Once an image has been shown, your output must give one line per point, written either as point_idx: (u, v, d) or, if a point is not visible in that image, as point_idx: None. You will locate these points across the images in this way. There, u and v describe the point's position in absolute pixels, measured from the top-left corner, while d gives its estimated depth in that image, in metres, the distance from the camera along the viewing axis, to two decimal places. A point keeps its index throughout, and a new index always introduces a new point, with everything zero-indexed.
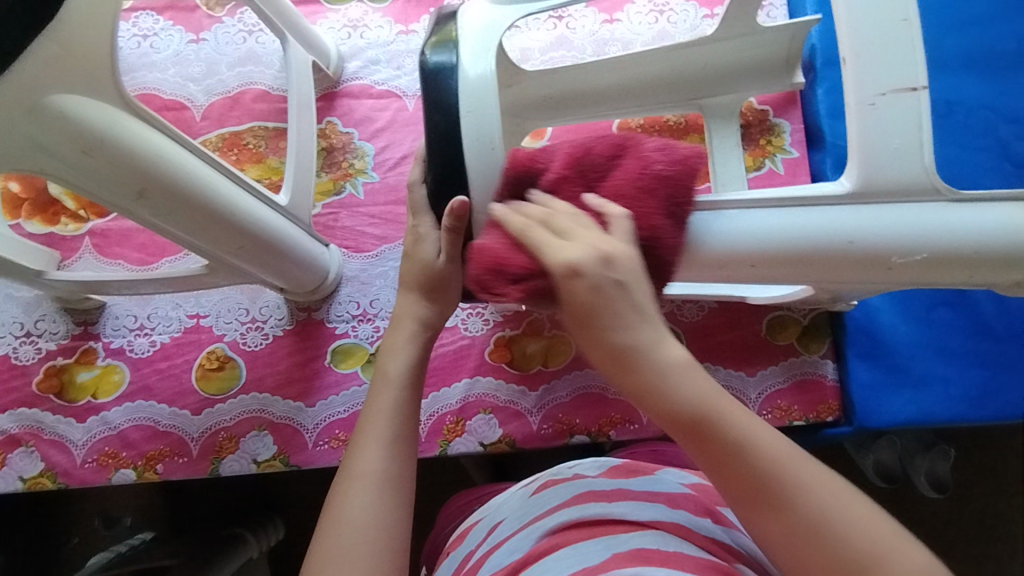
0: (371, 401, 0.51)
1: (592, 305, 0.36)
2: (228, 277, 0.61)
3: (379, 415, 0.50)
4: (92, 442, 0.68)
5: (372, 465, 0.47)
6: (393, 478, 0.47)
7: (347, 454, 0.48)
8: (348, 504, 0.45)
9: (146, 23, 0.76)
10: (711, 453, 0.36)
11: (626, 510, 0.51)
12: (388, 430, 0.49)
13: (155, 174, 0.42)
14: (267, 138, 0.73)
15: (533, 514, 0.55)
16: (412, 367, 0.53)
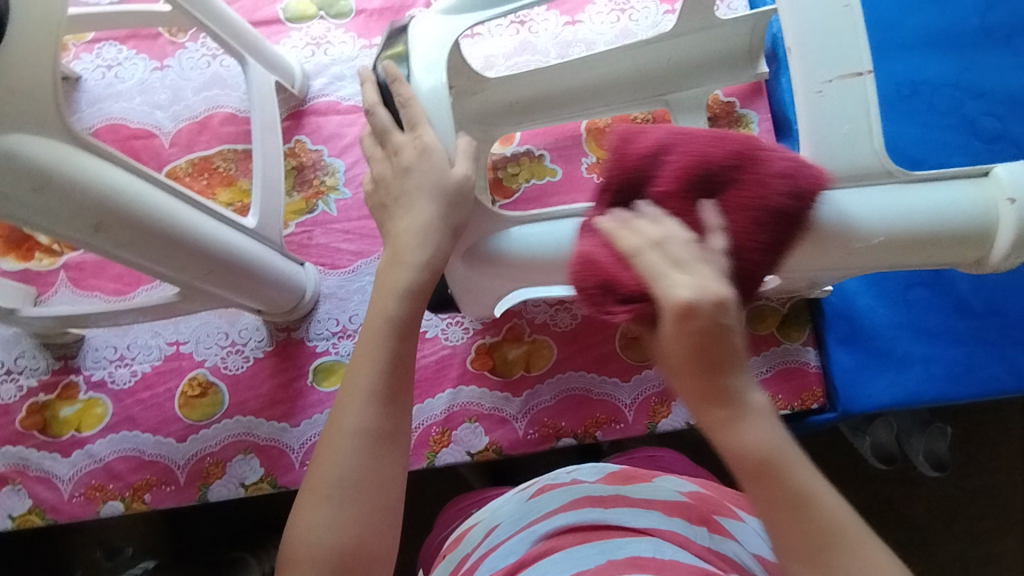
0: (355, 360, 0.46)
1: (719, 353, 0.32)
2: (203, 303, 0.61)
3: (368, 366, 0.45)
4: (78, 476, 0.68)
5: (355, 425, 0.44)
6: (384, 433, 0.44)
7: (333, 408, 0.46)
8: (330, 464, 0.43)
9: (109, 53, 0.76)
10: (796, 508, 0.32)
11: (621, 517, 0.51)
12: (374, 379, 0.45)
13: (110, 206, 0.42)
14: (237, 160, 0.73)
15: (531, 518, 0.55)
16: (404, 319, 0.47)
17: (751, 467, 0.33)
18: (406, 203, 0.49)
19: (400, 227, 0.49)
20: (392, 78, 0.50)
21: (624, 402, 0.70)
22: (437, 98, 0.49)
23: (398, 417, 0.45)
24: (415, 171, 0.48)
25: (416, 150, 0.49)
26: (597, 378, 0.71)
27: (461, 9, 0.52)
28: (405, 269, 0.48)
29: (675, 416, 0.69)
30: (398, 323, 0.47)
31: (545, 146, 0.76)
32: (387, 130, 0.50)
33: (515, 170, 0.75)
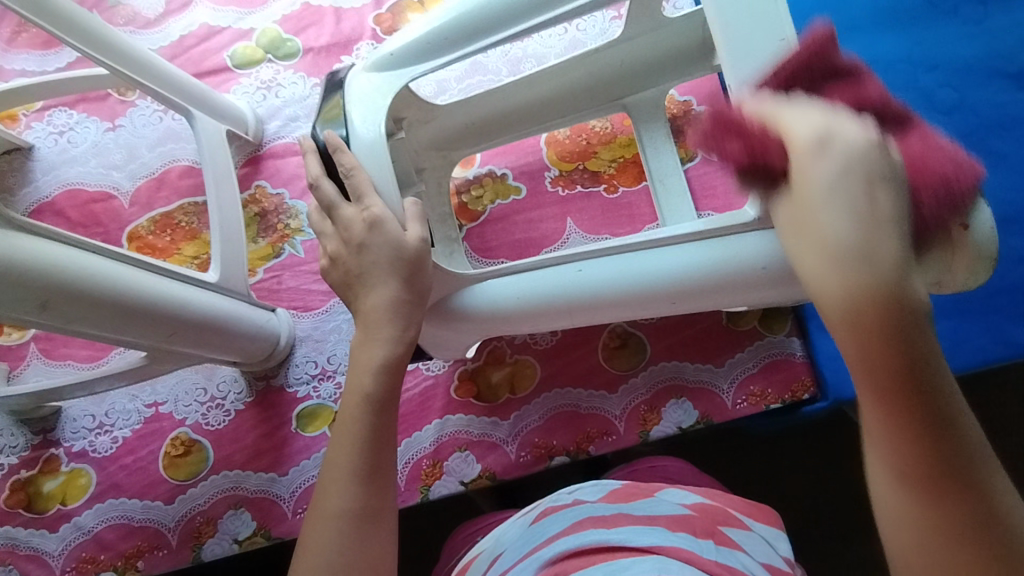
0: (333, 446, 0.48)
1: (869, 247, 0.35)
2: (175, 362, 0.60)
3: (347, 449, 0.47)
4: (67, 550, 0.66)
5: (340, 505, 0.46)
6: (371, 512, 0.46)
7: (318, 491, 0.47)
8: (314, 543, 0.45)
9: (60, 120, 0.75)
10: (912, 413, 0.34)
11: (624, 537, 0.49)
12: (354, 462, 0.47)
13: (55, 283, 0.41)
14: (198, 213, 0.72)
15: (534, 544, 0.52)
16: (379, 392, 0.48)
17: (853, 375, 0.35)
18: (370, 281, 0.49)
19: (368, 304, 0.49)
20: (334, 148, 0.49)
21: (614, 414, 0.69)
22: (376, 151, 0.50)
23: (380, 493, 0.47)
24: (370, 245, 0.48)
25: (366, 222, 0.48)
26: (583, 393, 0.70)
27: (389, 64, 0.52)
28: (377, 345, 0.49)
29: (666, 422, 0.68)
30: (375, 399, 0.48)
31: (507, 164, 0.76)
32: (335, 204, 0.50)
33: (479, 192, 0.75)
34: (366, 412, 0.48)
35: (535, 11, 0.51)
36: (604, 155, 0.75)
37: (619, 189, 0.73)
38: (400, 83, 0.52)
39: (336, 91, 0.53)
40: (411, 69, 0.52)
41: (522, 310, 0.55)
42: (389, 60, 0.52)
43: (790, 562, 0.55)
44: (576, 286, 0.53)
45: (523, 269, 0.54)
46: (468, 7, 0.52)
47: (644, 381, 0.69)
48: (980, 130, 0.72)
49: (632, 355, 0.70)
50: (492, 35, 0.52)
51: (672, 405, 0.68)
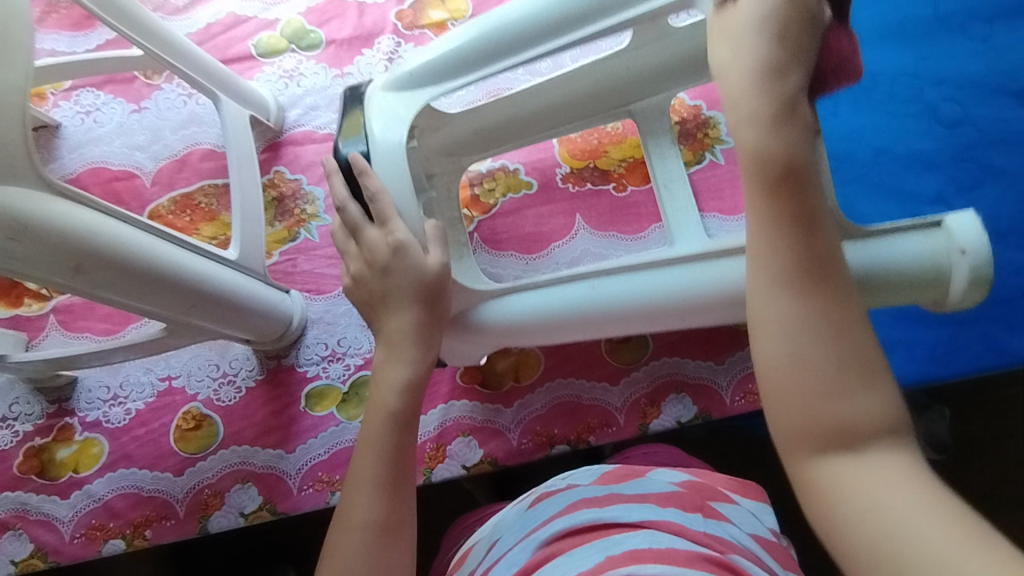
0: (358, 456, 0.51)
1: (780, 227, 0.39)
2: (192, 336, 0.62)
3: (370, 461, 0.50)
4: (78, 517, 0.68)
5: (364, 517, 0.49)
6: (391, 524, 0.49)
7: (342, 501, 0.50)
8: (342, 553, 0.48)
9: (87, 100, 0.78)
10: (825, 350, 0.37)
11: (618, 513, 0.51)
12: (376, 473, 0.50)
13: (88, 248, 0.44)
14: (218, 195, 0.74)
15: (532, 525, 0.54)
16: (404, 409, 0.52)
17: (758, 253, 0.40)
18: (392, 306, 0.52)
19: (389, 327, 0.53)
20: (359, 170, 0.51)
21: (615, 406, 0.71)
22: (394, 170, 0.51)
23: (399, 506, 0.50)
24: (393, 269, 0.51)
25: (389, 247, 0.51)
26: (586, 384, 0.71)
27: (411, 83, 0.53)
28: (401, 365, 0.52)
29: (666, 416, 0.70)
30: (398, 416, 0.51)
31: (519, 159, 0.78)
32: (358, 226, 0.53)
33: (491, 186, 0.77)
34: (391, 426, 0.51)
35: (558, 32, 0.51)
36: (614, 154, 0.77)
37: (628, 188, 0.75)
38: (420, 100, 0.53)
39: (355, 107, 0.55)
40: (431, 85, 0.53)
41: (539, 326, 0.57)
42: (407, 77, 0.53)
43: (776, 534, 0.56)
44: (594, 311, 0.56)
45: (541, 286, 0.56)
46: (495, 27, 0.52)
47: (645, 374, 0.71)
48: (980, 144, 0.74)
49: (634, 349, 0.72)
50: (513, 54, 0.52)
51: (671, 399, 0.70)
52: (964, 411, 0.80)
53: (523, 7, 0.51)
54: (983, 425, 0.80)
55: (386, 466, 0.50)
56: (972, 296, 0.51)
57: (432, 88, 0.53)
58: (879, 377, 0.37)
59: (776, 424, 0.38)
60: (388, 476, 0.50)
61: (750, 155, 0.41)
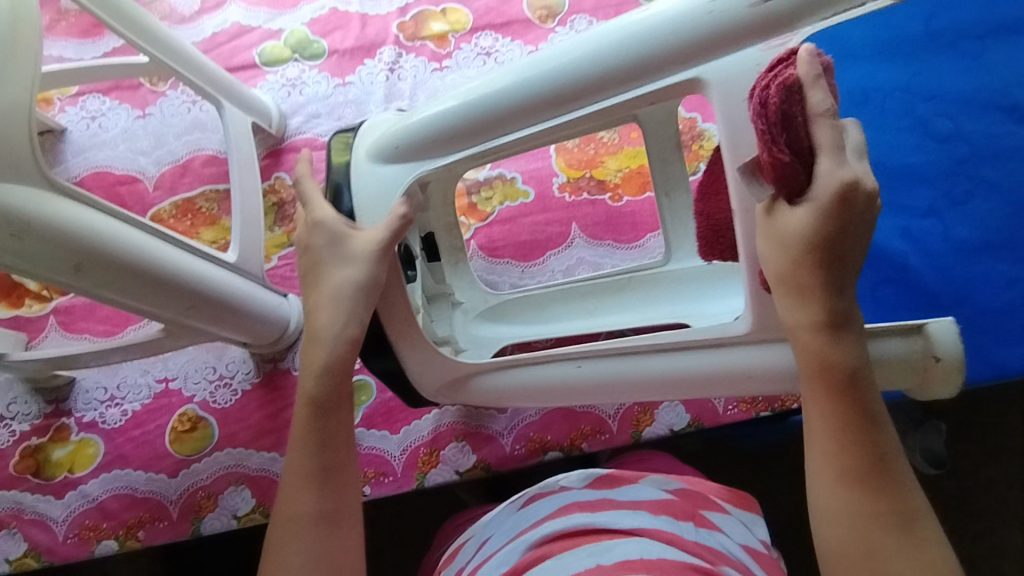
0: (292, 448, 0.52)
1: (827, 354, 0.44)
2: (190, 337, 0.63)
3: (302, 453, 0.52)
4: (72, 517, 0.68)
5: (300, 509, 0.50)
6: (328, 514, 0.50)
7: (279, 497, 0.52)
8: (283, 546, 0.49)
9: (93, 105, 0.79)
10: (859, 476, 0.43)
11: (608, 519, 0.51)
12: (310, 462, 0.51)
13: (88, 246, 0.44)
14: (219, 200, 0.75)
15: (523, 527, 0.54)
16: (323, 397, 0.53)
17: (819, 432, 0.45)
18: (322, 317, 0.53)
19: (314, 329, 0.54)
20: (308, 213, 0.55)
21: (608, 413, 0.71)
22: (368, 207, 0.54)
23: (334, 496, 0.51)
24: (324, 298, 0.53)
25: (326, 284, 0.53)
26: None
27: (395, 156, 0.53)
28: (323, 346, 0.53)
29: (659, 423, 0.70)
30: (319, 403, 0.52)
31: (517, 169, 0.79)
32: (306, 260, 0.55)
33: (488, 194, 0.78)
34: (314, 412, 0.52)
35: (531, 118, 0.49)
36: (610, 164, 0.78)
37: (624, 198, 0.76)
38: (408, 171, 0.54)
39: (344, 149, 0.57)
40: (415, 155, 0.53)
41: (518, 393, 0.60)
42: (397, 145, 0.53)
43: (767, 546, 0.56)
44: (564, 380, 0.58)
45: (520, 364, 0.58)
46: (471, 106, 0.50)
47: None
48: (972, 159, 0.75)
49: None
50: (489, 132, 0.50)
51: (664, 407, 0.71)
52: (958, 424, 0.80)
53: (507, 85, 0.49)
54: (977, 438, 0.80)
55: (321, 456, 0.52)
56: (945, 388, 0.51)
57: (418, 159, 0.53)
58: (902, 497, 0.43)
59: (830, 559, 0.43)
60: (324, 463, 0.51)
61: (814, 327, 0.44)
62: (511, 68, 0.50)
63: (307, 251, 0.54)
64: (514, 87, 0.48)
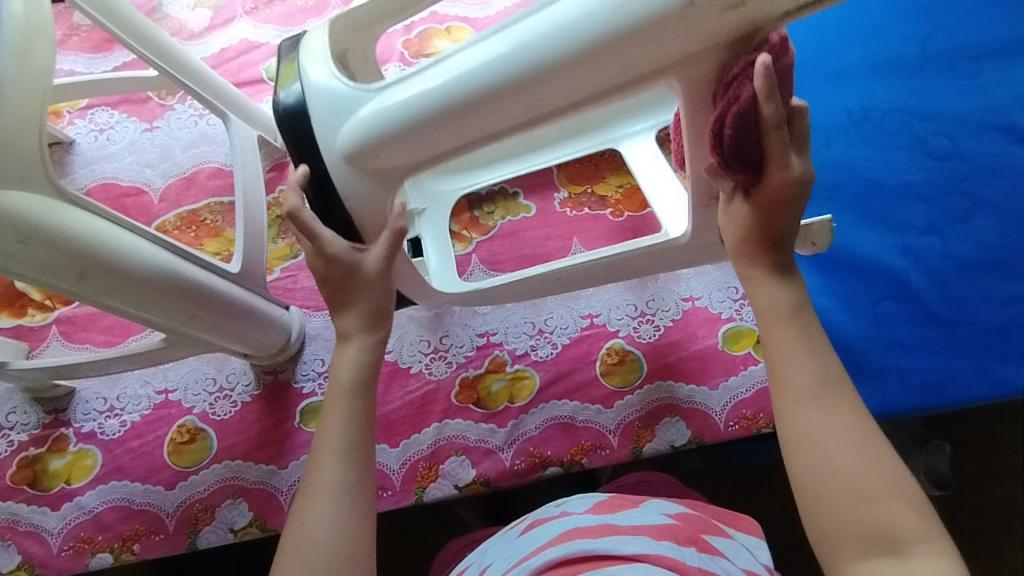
0: (323, 420, 0.51)
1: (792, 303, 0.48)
2: (191, 348, 0.63)
3: (333, 430, 0.51)
4: (67, 529, 0.67)
5: (330, 479, 0.49)
6: (353, 486, 0.49)
7: (306, 469, 0.50)
8: (314, 515, 0.47)
9: (102, 118, 0.80)
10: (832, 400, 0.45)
11: (611, 545, 0.50)
12: (340, 441, 0.50)
13: (93, 253, 0.45)
14: (223, 212, 0.76)
15: (522, 553, 0.53)
16: (359, 381, 0.52)
17: (804, 387, 0.45)
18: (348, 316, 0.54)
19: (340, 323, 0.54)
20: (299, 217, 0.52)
21: (608, 428, 0.70)
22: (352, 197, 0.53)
23: (366, 471, 0.50)
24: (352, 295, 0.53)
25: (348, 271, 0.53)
26: (579, 406, 0.71)
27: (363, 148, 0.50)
28: (354, 343, 0.53)
29: (659, 439, 0.70)
30: (354, 387, 0.52)
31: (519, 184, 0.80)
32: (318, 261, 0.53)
33: (490, 208, 0.79)
34: (348, 397, 0.52)
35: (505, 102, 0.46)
36: (611, 181, 0.79)
37: (625, 214, 0.77)
38: (367, 165, 0.51)
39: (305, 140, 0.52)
40: (374, 149, 0.49)
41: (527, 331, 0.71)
42: (354, 135, 0.50)
43: (770, 569, 0.55)
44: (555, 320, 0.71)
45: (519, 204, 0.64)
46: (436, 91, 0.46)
47: (639, 397, 0.71)
48: (970, 177, 0.75)
49: (628, 373, 0.72)
50: (455, 121, 0.47)
51: (665, 422, 0.70)
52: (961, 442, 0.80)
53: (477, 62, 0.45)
54: (982, 457, 0.79)
55: (352, 433, 0.51)
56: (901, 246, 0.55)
57: (376, 151, 0.49)
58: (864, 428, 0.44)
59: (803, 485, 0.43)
60: (355, 441, 0.50)
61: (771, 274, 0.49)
62: (477, 48, 0.46)
63: (324, 282, 0.54)
64: (483, 71, 0.45)
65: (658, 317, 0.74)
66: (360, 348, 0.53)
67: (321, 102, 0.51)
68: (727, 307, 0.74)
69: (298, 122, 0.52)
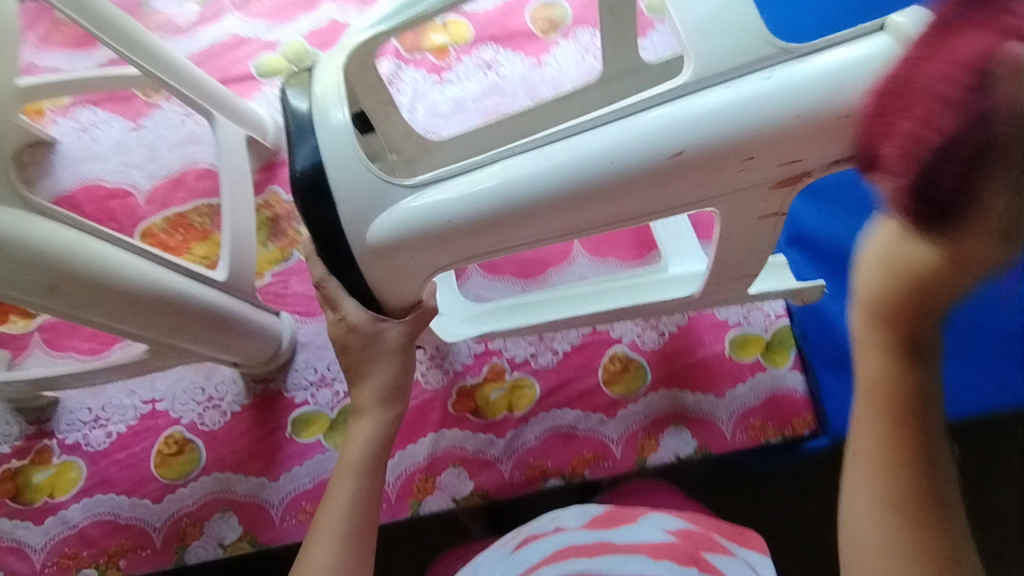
0: (326, 502, 0.50)
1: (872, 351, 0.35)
2: (177, 358, 0.60)
3: (335, 514, 0.49)
4: (51, 544, 0.65)
5: (323, 565, 0.47)
6: (348, 571, 0.47)
7: (303, 548, 0.49)
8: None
9: (86, 117, 0.77)
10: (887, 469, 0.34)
11: (604, 567, 0.48)
12: (341, 524, 0.49)
13: (63, 266, 0.42)
14: (211, 214, 0.73)
15: (515, 573, 0.50)
16: (370, 462, 0.51)
17: (868, 448, 0.33)
18: (363, 375, 0.53)
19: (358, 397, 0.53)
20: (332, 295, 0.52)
21: (611, 438, 0.68)
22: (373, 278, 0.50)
23: (361, 557, 0.49)
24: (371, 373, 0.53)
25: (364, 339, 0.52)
26: (581, 415, 0.69)
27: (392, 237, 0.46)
28: (367, 421, 0.52)
29: (664, 450, 0.67)
30: (363, 466, 0.51)
31: None
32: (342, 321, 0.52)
33: None
34: (356, 477, 0.50)
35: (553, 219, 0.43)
36: None
37: None
38: (399, 260, 0.47)
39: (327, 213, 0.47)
40: (407, 249, 0.46)
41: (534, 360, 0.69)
42: (388, 230, 0.46)
43: None
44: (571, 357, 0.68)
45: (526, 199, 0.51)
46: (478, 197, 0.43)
47: (642, 406, 0.69)
48: None
49: (632, 380, 0.70)
50: (503, 229, 0.44)
51: (670, 432, 0.68)
52: None
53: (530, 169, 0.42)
54: None
55: (354, 515, 0.49)
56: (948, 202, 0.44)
57: (405, 252, 0.46)
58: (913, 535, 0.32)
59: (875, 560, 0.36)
60: (356, 523, 0.49)
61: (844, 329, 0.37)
62: (531, 156, 0.42)
63: (344, 351, 0.53)
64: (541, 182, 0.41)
65: (662, 323, 0.71)
66: (375, 424, 0.52)
67: (344, 181, 0.46)
68: (734, 313, 0.71)
69: (320, 189, 0.46)
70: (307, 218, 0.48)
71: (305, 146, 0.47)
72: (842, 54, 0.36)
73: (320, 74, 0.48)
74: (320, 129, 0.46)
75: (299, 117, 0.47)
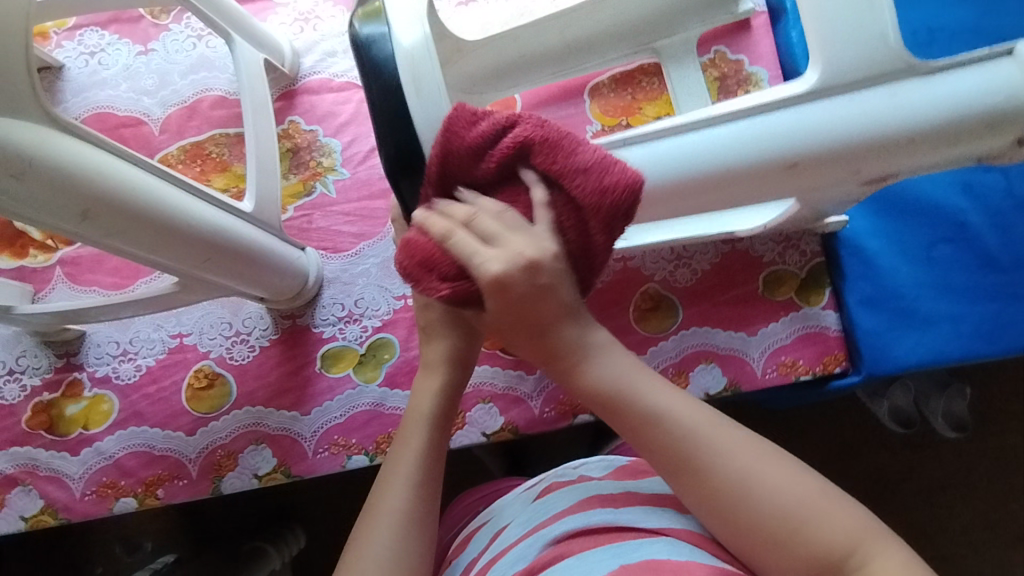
0: (395, 451, 0.51)
1: (616, 387, 0.43)
2: (207, 293, 0.59)
3: (406, 460, 0.50)
4: (89, 474, 0.66)
5: (393, 504, 0.48)
6: (415, 514, 0.48)
7: (371, 492, 0.50)
8: (370, 544, 0.47)
9: (91, 40, 0.73)
10: (684, 459, 0.42)
11: (633, 516, 0.47)
12: (413, 469, 0.50)
13: (96, 190, 0.40)
14: (229, 145, 0.70)
15: (539, 520, 0.50)
16: (440, 412, 0.53)
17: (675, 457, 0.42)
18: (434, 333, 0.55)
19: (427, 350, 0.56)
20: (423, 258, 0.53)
21: None
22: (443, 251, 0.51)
23: (428, 499, 0.50)
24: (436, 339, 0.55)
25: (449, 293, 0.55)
26: None
27: None
28: (436, 371, 0.54)
29: (694, 387, 0.67)
30: (434, 416, 0.53)
31: (548, 116, 0.69)
32: None
33: None
34: (428, 425, 0.52)
35: None
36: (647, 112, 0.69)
37: None
38: None
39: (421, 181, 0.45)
40: None
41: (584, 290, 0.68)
42: None
43: None
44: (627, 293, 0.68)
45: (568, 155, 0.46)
46: None
47: (674, 344, 0.67)
48: None
49: (664, 318, 0.68)
50: None
51: (700, 369, 0.67)
52: (981, 384, 0.84)
53: None
54: (1002, 402, 0.83)
55: (425, 463, 0.51)
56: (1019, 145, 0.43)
57: None
58: (708, 461, 0.41)
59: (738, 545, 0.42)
60: (427, 471, 0.50)
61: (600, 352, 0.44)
62: None
63: (427, 307, 0.56)
64: (686, 157, 0.41)
65: (695, 260, 0.69)
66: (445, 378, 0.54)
67: None
68: (769, 250, 0.68)
69: (410, 151, 0.44)
70: (393, 188, 0.46)
71: (382, 95, 0.44)
72: (964, 77, 0.39)
73: (398, 22, 0.44)
74: (414, 97, 0.43)
75: (381, 69, 0.44)
